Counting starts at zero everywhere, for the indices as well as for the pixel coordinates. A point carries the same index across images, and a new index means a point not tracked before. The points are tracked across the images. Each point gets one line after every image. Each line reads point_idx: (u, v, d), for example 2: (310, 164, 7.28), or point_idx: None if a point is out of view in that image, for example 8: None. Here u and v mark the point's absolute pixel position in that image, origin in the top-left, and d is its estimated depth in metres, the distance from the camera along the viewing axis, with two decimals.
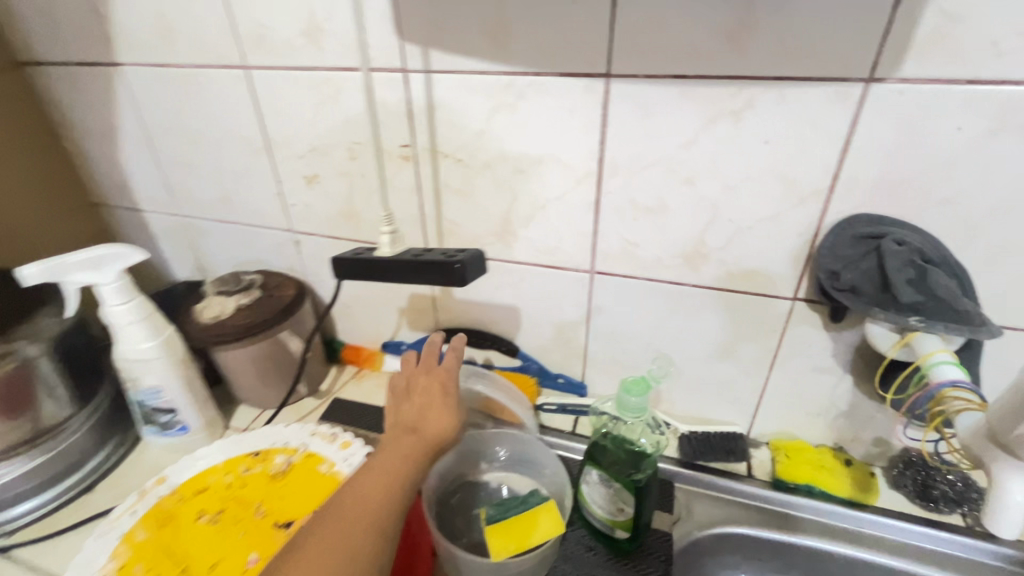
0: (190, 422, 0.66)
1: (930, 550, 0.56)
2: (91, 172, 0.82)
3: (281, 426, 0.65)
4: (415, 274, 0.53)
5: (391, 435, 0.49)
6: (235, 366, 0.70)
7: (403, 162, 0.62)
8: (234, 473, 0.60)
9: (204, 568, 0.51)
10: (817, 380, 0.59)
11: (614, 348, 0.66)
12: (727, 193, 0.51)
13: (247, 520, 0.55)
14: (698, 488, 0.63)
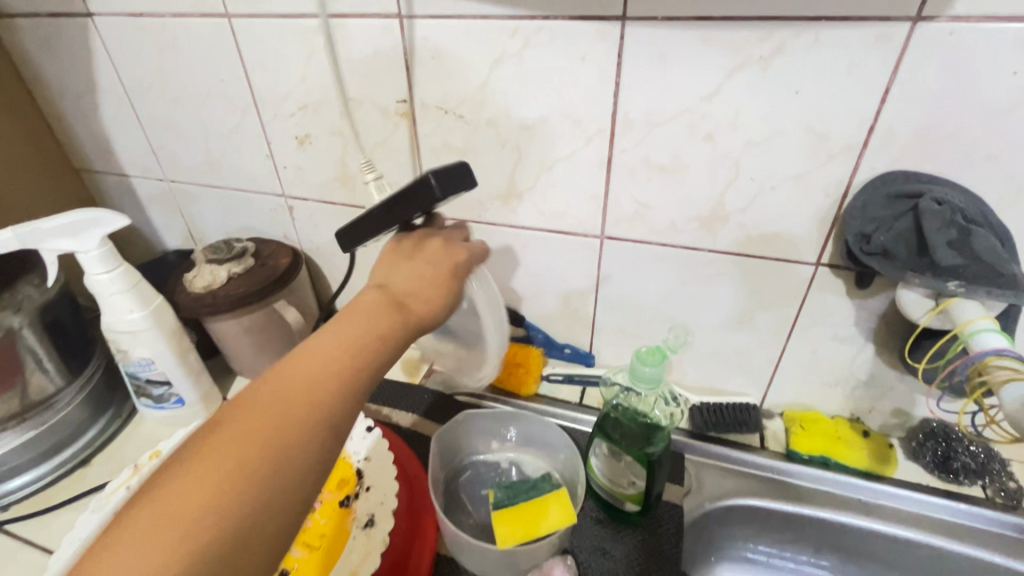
0: (185, 395, 0.64)
1: (947, 522, 0.55)
2: (71, 135, 0.77)
3: None
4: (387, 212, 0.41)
5: (386, 288, 0.42)
6: (229, 337, 0.68)
7: (401, 120, 0.58)
8: None
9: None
10: (837, 349, 0.57)
11: (623, 317, 0.64)
12: (751, 149, 0.48)
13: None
14: (708, 459, 0.61)
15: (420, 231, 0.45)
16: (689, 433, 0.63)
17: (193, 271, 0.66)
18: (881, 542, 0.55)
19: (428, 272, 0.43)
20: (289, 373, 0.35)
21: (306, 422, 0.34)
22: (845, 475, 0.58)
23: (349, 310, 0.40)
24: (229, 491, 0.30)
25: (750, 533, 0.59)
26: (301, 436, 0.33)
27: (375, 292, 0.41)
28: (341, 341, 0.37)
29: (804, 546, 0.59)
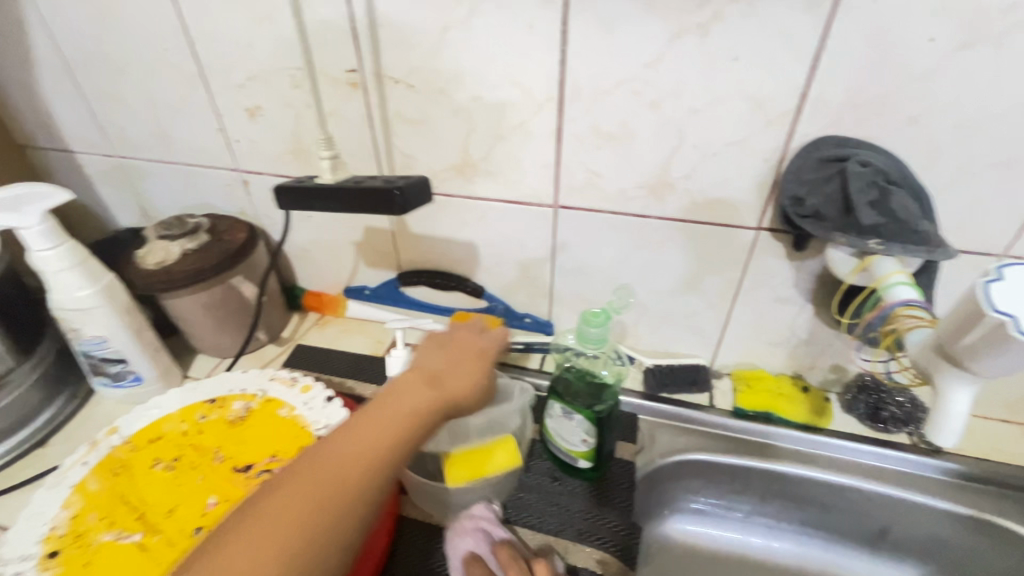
0: (143, 372, 0.64)
1: (878, 467, 0.59)
2: (7, 109, 0.74)
3: (238, 372, 0.62)
4: (357, 206, 0.51)
5: (434, 363, 0.48)
6: (186, 314, 0.67)
7: (352, 90, 0.57)
8: (190, 421, 0.58)
9: (163, 512, 0.51)
10: (778, 310, 0.60)
11: (579, 284, 0.65)
12: (694, 116, 0.49)
13: (205, 465, 0.55)
14: (662, 419, 0.64)
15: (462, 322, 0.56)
16: (637, 395, 0.66)
17: (144, 247, 0.65)
18: (815, 487, 0.60)
19: (471, 357, 0.49)
20: (352, 432, 0.40)
21: (324, 514, 0.36)
22: (785, 428, 0.61)
23: (403, 380, 0.45)
24: (280, 551, 0.33)
25: (701, 486, 0.63)
26: (349, 504, 0.36)
27: (406, 376, 0.45)
28: (395, 404, 0.42)
29: (750, 495, 0.63)
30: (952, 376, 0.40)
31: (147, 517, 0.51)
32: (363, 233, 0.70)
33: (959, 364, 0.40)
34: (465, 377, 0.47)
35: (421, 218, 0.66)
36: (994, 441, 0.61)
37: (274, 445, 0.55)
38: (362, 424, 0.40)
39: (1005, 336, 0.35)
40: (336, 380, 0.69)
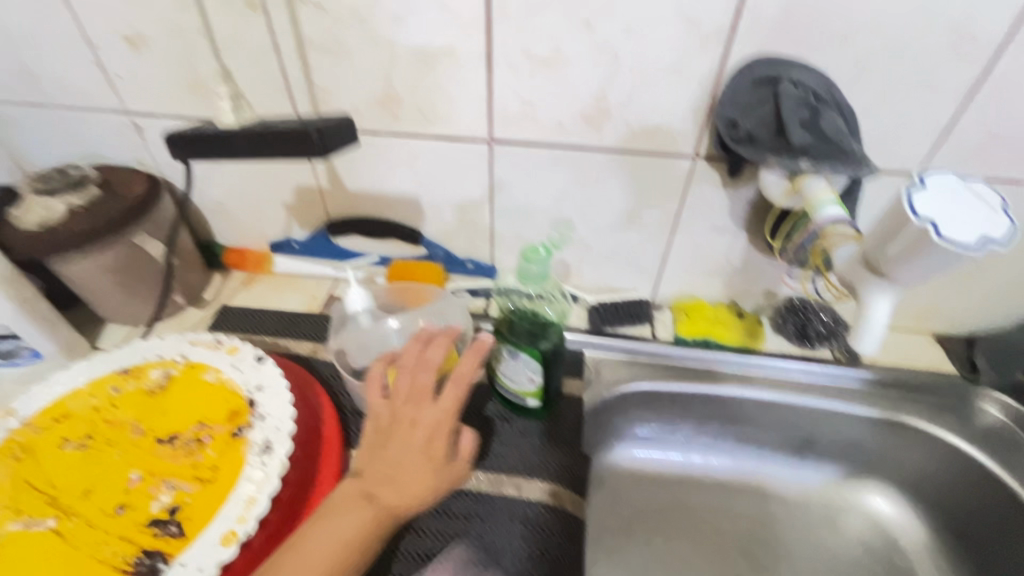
0: (40, 348, 0.61)
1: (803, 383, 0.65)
2: None
3: (155, 341, 0.64)
4: (271, 151, 0.56)
5: (374, 467, 0.46)
6: (82, 279, 0.61)
7: (252, 13, 0.53)
8: (100, 395, 0.59)
9: (77, 494, 0.52)
10: (716, 240, 0.64)
11: (520, 224, 0.67)
12: (626, 38, 0.50)
13: (122, 441, 0.56)
14: (608, 353, 0.66)
15: (416, 358, 0.50)
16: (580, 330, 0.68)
17: (19, 205, 0.59)
18: (745, 406, 0.65)
19: (415, 430, 0.47)
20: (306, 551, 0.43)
21: None
22: (719, 351, 0.66)
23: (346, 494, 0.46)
24: None
25: (644, 414, 0.67)
26: None
27: (351, 491, 0.46)
28: (343, 528, 0.44)
29: (690, 417, 0.68)
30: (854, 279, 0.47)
31: (61, 499, 0.52)
32: (288, 181, 0.68)
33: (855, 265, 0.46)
34: (413, 481, 0.45)
35: (354, 163, 0.64)
36: (903, 350, 0.71)
37: (200, 411, 0.58)
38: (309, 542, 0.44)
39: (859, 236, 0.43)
40: (273, 341, 0.68)
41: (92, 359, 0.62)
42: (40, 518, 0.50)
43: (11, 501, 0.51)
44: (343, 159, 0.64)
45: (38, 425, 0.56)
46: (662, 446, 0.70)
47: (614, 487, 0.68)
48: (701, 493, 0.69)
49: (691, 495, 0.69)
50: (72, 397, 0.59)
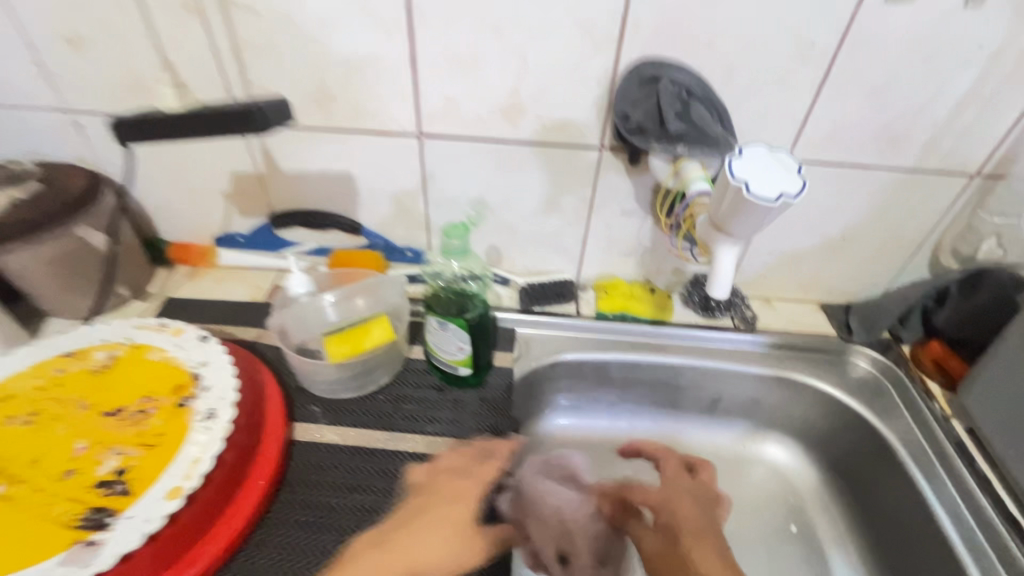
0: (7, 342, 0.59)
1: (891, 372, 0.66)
2: None
3: (103, 325, 0.56)
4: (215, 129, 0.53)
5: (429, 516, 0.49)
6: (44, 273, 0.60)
7: (385, 30, 0.53)
8: (45, 377, 0.52)
9: (24, 463, 0.45)
10: (796, 239, 0.67)
11: (614, 233, 0.68)
12: (749, 53, 0.52)
13: (69, 415, 0.48)
14: (696, 344, 0.70)
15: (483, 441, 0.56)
16: (659, 322, 0.71)
17: None
18: (807, 388, 0.68)
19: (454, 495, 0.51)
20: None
21: None
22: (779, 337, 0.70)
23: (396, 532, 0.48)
24: None
25: (721, 394, 0.72)
26: None
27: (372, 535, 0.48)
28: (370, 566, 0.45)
29: (767, 403, 0.71)
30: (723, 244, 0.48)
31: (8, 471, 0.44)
32: (382, 192, 0.67)
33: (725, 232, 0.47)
34: (435, 539, 0.47)
35: (455, 173, 0.64)
36: None
37: (150, 387, 0.50)
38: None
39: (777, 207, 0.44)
40: None
41: (161, 322, 0.57)
42: (115, 480, 0.43)
43: (81, 463, 0.44)
44: (441, 166, 0.63)
45: (103, 382, 0.51)
46: (720, 424, 0.74)
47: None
48: (762, 472, 0.71)
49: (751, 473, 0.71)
50: (138, 355, 0.54)
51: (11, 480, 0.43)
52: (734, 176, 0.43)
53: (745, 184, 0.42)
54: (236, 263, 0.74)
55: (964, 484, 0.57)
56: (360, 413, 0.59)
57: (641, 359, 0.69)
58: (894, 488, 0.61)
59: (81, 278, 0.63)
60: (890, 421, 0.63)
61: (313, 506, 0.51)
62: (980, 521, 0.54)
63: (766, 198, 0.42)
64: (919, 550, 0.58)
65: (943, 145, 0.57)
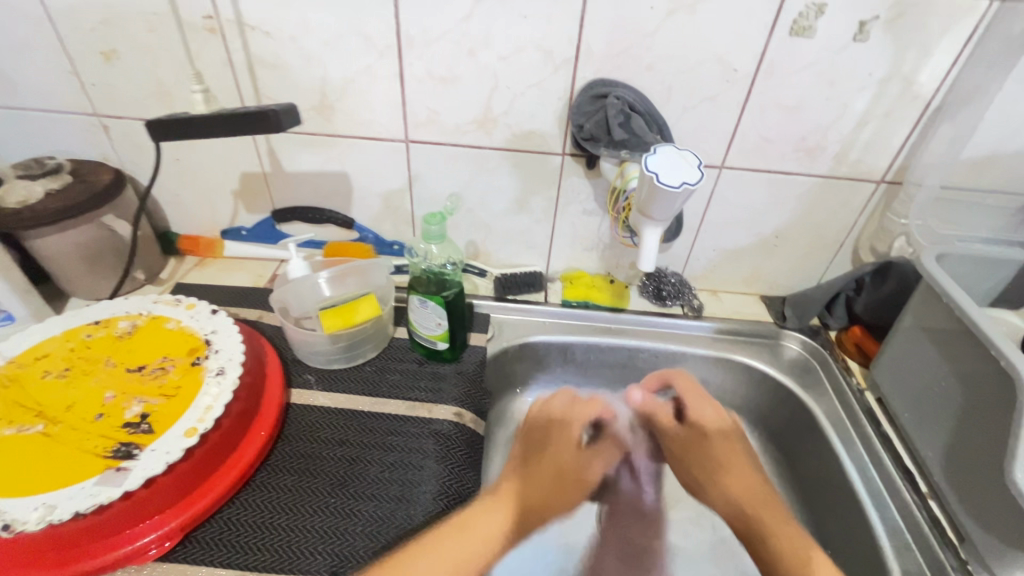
0: (14, 311, 0.66)
1: (819, 352, 0.76)
2: None
3: (123, 299, 0.65)
4: (228, 131, 0.57)
5: (557, 482, 0.53)
6: (55, 255, 0.68)
7: (380, 51, 0.63)
8: (75, 340, 0.60)
9: (61, 407, 0.53)
10: (735, 237, 0.77)
11: (576, 230, 0.78)
12: (681, 77, 0.63)
13: (97, 370, 0.56)
14: (650, 329, 0.79)
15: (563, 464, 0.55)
16: (618, 309, 0.79)
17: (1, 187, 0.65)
18: (746, 368, 0.77)
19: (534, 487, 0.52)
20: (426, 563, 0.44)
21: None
22: (722, 324, 0.79)
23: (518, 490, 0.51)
24: None
25: (673, 374, 0.80)
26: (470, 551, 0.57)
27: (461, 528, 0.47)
28: (477, 544, 0.46)
29: (713, 382, 0.80)
30: (646, 227, 0.57)
31: (46, 413, 0.52)
32: (374, 191, 0.76)
33: (649, 218, 0.57)
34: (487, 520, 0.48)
35: (438, 174, 0.73)
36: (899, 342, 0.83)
37: (167, 350, 0.59)
38: (449, 558, 0.44)
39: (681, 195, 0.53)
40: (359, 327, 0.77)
41: (176, 299, 0.65)
42: (139, 421, 0.51)
43: (109, 409, 0.52)
44: (426, 168, 0.73)
45: (126, 346, 0.59)
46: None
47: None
48: None
49: None
50: (156, 325, 0.62)
51: (50, 423, 0.51)
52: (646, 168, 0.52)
53: (654, 174, 0.52)
54: (240, 253, 0.83)
55: (869, 441, 0.66)
56: (350, 381, 0.67)
57: (601, 341, 0.78)
58: (818, 450, 0.70)
59: (100, 261, 0.72)
60: (814, 395, 0.73)
61: (305, 454, 0.59)
62: (879, 472, 0.63)
63: (673, 184, 0.52)
64: (834, 500, 0.66)
65: (850, 156, 0.68)
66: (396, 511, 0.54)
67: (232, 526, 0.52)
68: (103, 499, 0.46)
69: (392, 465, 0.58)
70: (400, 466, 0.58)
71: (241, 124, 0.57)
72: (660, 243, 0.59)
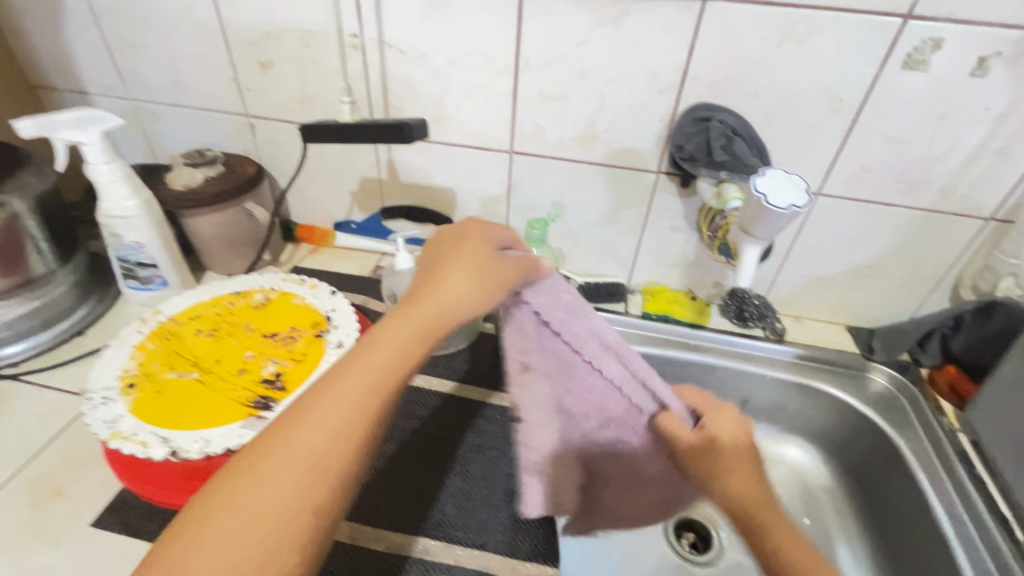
0: (168, 278, 0.77)
1: (911, 389, 0.73)
2: (143, 66, 0.80)
3: (258, 275, 0.74)
4: (373, 137, 0.66)
5: (457, 276, 0.47)
6: (204, 233, 0.79)
7: (498, 70, 0.70)
8: (221, 306, 0.69)
9: (211, 361, 0.62)
10: (825, 263, 0.77)
11: (663, 245, 0.80)
12: (784, 105, 0.65)
13: (239, 333, 0.65)
14: (732, 350, 0.80)
15: (457, 270, 0.48)
16: (698, 326, 0.81)
17: (171, 172, 0.77)
18: (826, 395, 0.77)
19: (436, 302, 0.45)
20: (339, 394, 0.38)
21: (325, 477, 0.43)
22: (804, 350, 0.79)
23: (419, 301, 0.45)
24: None
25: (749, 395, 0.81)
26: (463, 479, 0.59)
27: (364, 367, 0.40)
28: (383, 363, 0.41)
29: (789, 407, 0.80)
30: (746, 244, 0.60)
31: (200, 365, 0.61)
32: (475, 195, 0.82)
33: (751, 235, 0.59)
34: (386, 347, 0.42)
35: (536, 184, 0.79)
36: None
37: (295, 320, 0.67)
38: (361, 382, 0.39)
39: (785, 216, 0.55)
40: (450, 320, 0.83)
41: (302, 278, 0.73)
42: (275, 379, 0.59)
43: (250, 366, 0.61)
44: (525, 178, 0.79)
45: (262, 315, 0.68)
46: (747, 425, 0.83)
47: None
48: (781, 471, 0.80)
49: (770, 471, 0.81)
50: (286, 299, 0.71)
51: (204, 372, 0.60)
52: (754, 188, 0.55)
53: (762, 194, 0.55)
54: (348, 244, 0.91)
55: (961, 480, 0.64)
56: (444, 367, 0.73)
57: (680, 356, 0.79)
58: (902, 485, 0.68)
59: (237, 241, 0.82)
60: (900, 430, 0.71)
61: (401, 428, 0.65)
62: (970, 513, 0.61)
63: (780, 205, 0.55)
64: (918, 538, 0.64)
65: (957, 190, 0.67)
66: (486, 487, 0.60)
67: None
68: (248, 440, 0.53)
69: (477, 447, 0.64)
70: (485, 448, 0.64)
71: (382, 133, 0.66)
72: (757, 262, 0.62)
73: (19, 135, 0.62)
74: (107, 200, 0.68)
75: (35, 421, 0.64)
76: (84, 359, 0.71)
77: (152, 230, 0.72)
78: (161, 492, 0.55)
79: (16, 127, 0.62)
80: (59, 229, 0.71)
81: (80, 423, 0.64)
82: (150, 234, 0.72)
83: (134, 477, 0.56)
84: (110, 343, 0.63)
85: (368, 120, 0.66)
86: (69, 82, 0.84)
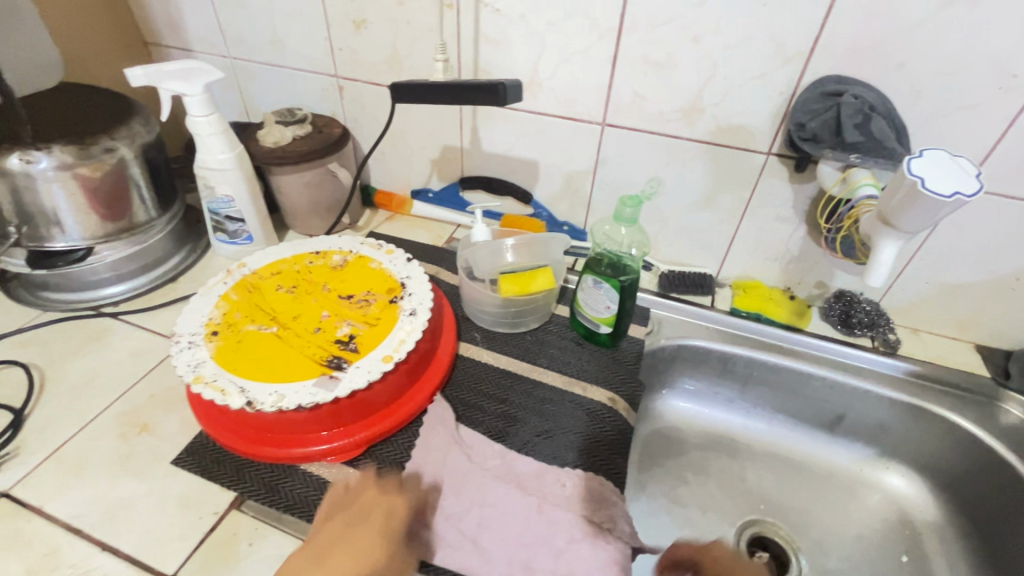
0: (254, 234, 0.78)
1: None
2: (244, 24, 0.81)
3: (336, 237, 0.74)
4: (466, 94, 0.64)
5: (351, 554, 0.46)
6: (289, 191, 0.80)
7: (600, 32, 0.64)
8: (301, 264, 0.70)
9: (289, 317, 0.62)
10: (961, 270, 0.67)
11: (763, 236, 0.73)
12: (939, 81, 0.55)
13: (317, 292, 0.65)
14: (832, 359, 0.71)
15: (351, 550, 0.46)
16: (794, 329, 0.73)
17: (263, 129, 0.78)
18: (946, 422, 0.67)
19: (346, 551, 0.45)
20: None
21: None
22: (920, 367, 0.69)
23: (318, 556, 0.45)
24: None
25: (848, 411, 0.72)
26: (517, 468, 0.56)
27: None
28: None
29: (896, 428, 0.71)
30: (884, 236, 0.54)
31: (279, 318, 0.62)
32: (560, 169, 0.78)
33: (892, 227, 0.53)
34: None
35: (628, 161, 0.73)
36: None
37: (371, 284, 0.66)
38: None
39: (940, 204, 0.48)
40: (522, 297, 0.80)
41: (378, 243, 0.73)
42: (349, 339, 0.59)
43: (326, 325, 0.61)
44: (615, 154, 0.73)
45: (340, 276, 0.68)
46: (840, 444, 0.76)
47: (782, 470, 0.75)
48: (877, 498, 0.72)
49: (864, 496, 0.72)
50: (362, 262, 0.70)
51: (282, 327, 0.61)
52: (908, 171, 0.49)
53: (920, 179, 0.48)
54: (424, 213, 0.90)
55: None
56: (514, 346, 0.70)
57: (771, 360, 0.72)
58: None
59: (321, 203, 0.83)
60: None
61: (469, 404, 0.63)
62: None
63: (941, 192, 0.47)
64: None
65: None
66: (550, 476, 0.56)
67: (404, 452, 0.57)
68: (319, 398, 0.53)
69: (545, 432, 0.60)
70: (554, 435, 0.60)
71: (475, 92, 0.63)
72: (894, 259, 0.55)
73: (130, 84, 0.65)
74: (203, 152, 0.70)
75: (129, 358, 0.67)
76: (175, 304, 0.75)
77: (243, 184, 0.73)
78: (237, 441, 0.56)
79: (128, 75, 0.64)
80: (160, 179, 0.74)
81: (167, 365, 0.67)
82: (240, 189, 0.73)
83: (213, 424, 0.57)
84: (198, 291, 0.65)
85: (458, 81, 0.63)
86: (176, 38, 0.87)
